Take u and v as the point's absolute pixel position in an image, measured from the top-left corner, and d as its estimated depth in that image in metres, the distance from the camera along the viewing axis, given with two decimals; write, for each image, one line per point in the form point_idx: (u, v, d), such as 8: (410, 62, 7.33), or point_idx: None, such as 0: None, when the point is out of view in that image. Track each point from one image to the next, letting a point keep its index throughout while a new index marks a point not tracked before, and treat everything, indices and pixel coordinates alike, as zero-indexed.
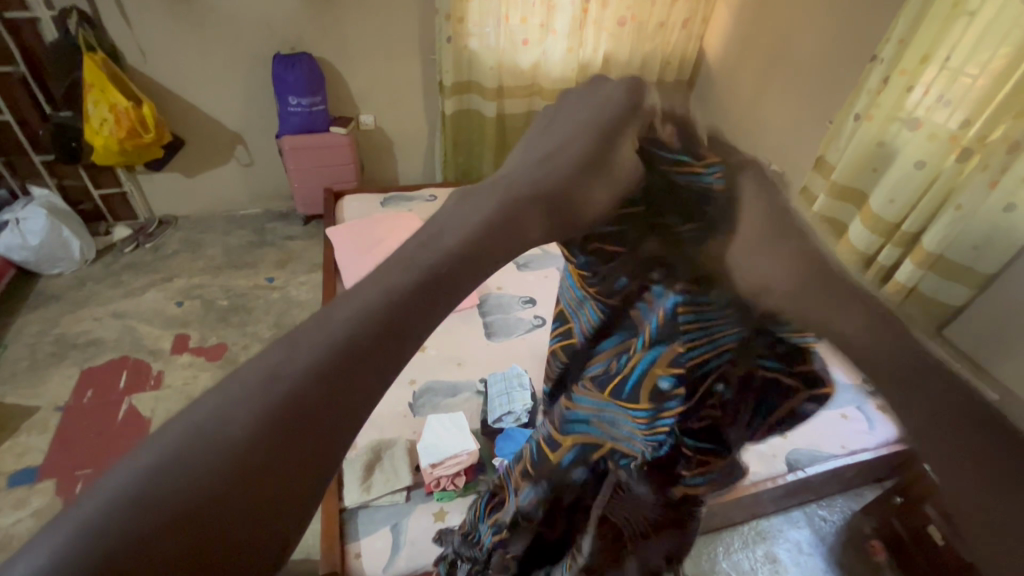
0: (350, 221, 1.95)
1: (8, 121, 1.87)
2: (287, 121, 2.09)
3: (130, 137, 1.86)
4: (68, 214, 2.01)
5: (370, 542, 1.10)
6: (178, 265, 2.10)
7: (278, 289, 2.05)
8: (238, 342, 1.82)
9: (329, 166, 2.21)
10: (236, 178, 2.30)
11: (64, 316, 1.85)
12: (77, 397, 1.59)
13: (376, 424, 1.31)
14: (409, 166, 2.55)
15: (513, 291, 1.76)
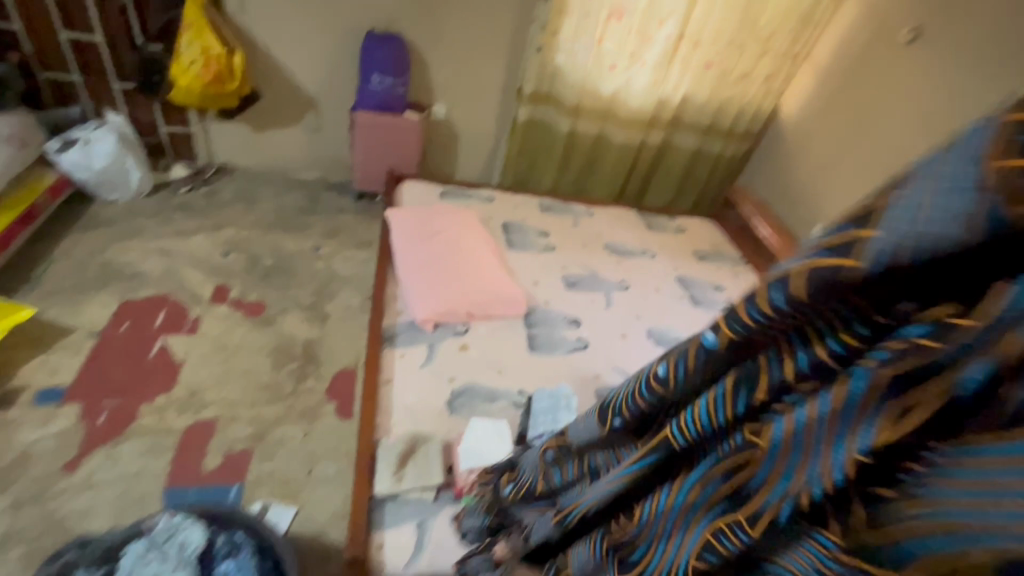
0: (410, 207, 1.96)
1: (99, 43, 1.89)
2: (365, 97, 2.10)
3: (215, 83, 1.88)
4: (135, 144, 2.02)
5: (393, 539, 1.06)
6: (229, 215, 2.10)
7: (323, 259, 2.04)
8: (277, 303, 1.81)
9: (395, 149, 2.22)
10: (301, 141, 2.32)
11: (112, 243, 1.84)
12: (114, 327, 1.59)
13: (413, 415, 1.29)
14: (468, 164, 2.55)
15: (559, 308, 1.76)
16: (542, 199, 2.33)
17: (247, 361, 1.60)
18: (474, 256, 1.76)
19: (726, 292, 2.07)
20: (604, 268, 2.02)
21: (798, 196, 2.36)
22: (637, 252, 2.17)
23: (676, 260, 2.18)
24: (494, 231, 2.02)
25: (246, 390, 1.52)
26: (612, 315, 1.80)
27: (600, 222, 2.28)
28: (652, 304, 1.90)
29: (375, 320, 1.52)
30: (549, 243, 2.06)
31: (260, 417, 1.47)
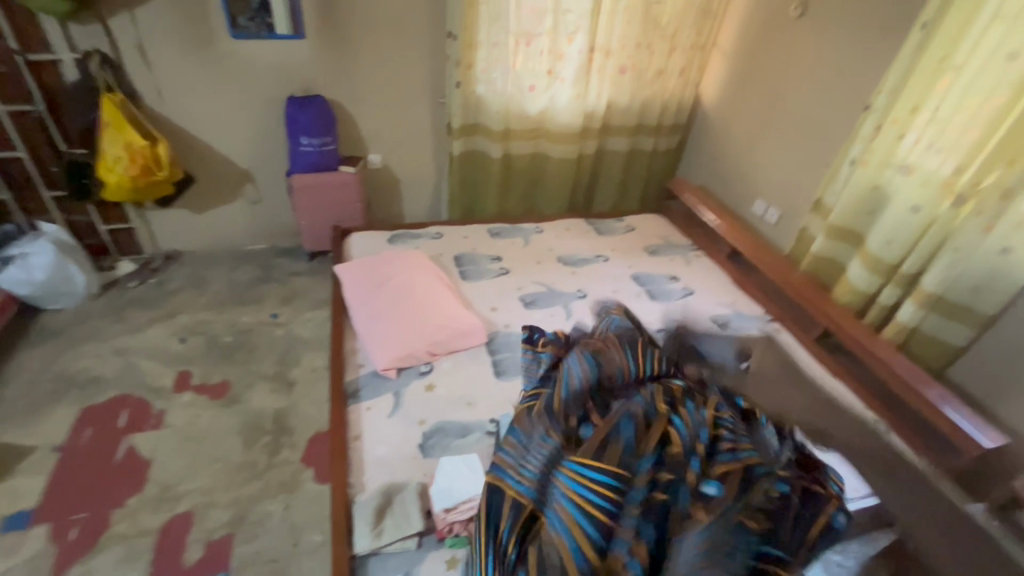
0: (359, 258, 1.97)
1: (23, 158, 1.90)
2: (298, 160, 2.13)
3: (144, 175, 1.88)
4: (74, 250, 2.01)
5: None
6: (183, 301, 2.10)
7: (283, 326, 2.04)
8: (241, 379, 1.80)
9: (337, 204, 2.24)
10: (244, 214, 2.33)
11: (66, 351, 1.82)
12: (75, 437, 1.55)
13: (386, 466, 1.28)
14: (414, 204, 2.59)
15: (520, 329, 1.78)
16: (490, 225, 2.37)
17: (218, 443, 1.58)
18: (429, 295, 1.77)
19: (681, 281, 2.11)
20: (560, 281, 2.05)
21: (737, 177, 2.45)
22: (590, 259, 2.21)
23: (628, 259, 2.23)
24: (446, 266, 2.05)
25: (219, 474, 1.50)
26: (573, 326, 1.83)
27: (550, 237, 2.33)
28: (611, 307, 1.94)
29: (337, 378, 1.51)
30: (502, 267, 2.09)
31: (237, 499, 1.45)
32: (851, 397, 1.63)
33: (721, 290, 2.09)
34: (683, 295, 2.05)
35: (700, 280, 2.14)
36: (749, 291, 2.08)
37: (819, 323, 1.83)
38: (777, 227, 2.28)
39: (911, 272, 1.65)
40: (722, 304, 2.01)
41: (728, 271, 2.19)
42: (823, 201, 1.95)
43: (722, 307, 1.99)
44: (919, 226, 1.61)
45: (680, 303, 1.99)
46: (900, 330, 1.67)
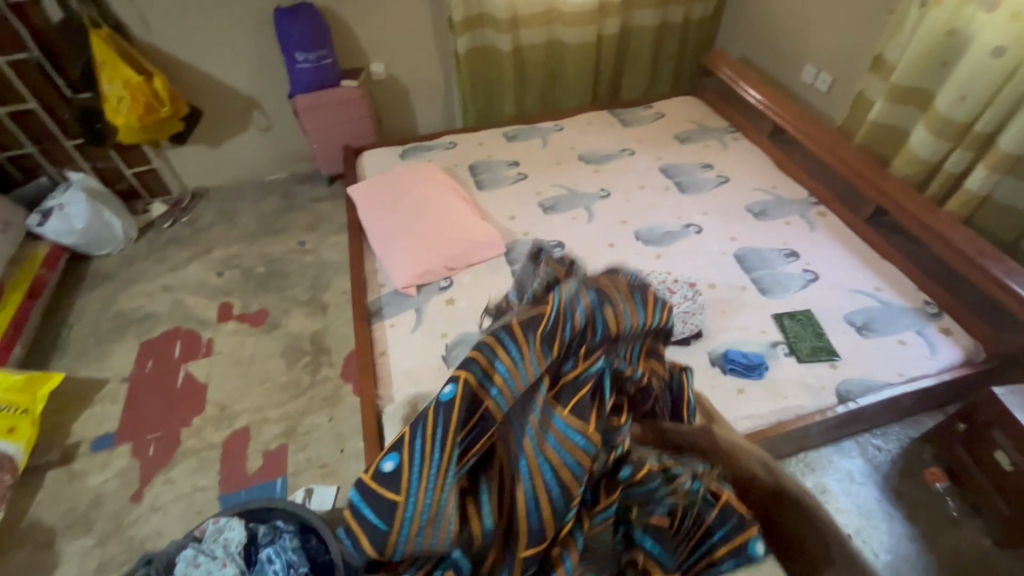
0: (371, 177, 1.92)
1: (36, 108, 1.92)
2: (298, 79, 2.03)
3: (148, 113, 1.86)
4: (106, 196, 2.07)
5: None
6: (216, 236, 2.16)
7: (310, 252, 2.07)
8: (278, 306, 1.87)
9: (345, 123, 2.16)
10: (258, 144, 2.30)
11: (119, 292, 1.95)
12: (140, 368, 1.70)
13: (412, 378, 1.32)
14: (426, 114, 2.46)
15: (540, 236, 1.71)
16: (506, 128, 2.22)
17: (264, 366, 1.69)
18: (443, 208, 1.72)
19: (716, 168, 1.94)
20: (582, 181, 1.93)
21: (788, 39, 2.13)
22: (615, 154, 2.05)
23: (657, 150, 2.05)
24: (461, 177, 1.96)
25: (269, 393, 1.62)
26: (596, 228, 1.74)
27: (571, 134, 2.16)
28: (637, 204, 1.82)
29: (360, 298, 1.54)
30: (521, 172, 1.98)
31: (287, 414, 1.57)
32: (904, 280, 1.51)
33: (761, 174, 1.91)
34: (718, 184, 1.88)
35: (737, 165, 1.95)
36: (793, 173, 1.89)
37: (871, 200, 1.65)
38: (829, 95, 2.03)
39: (986, 131, 1.46)
40: (761, 189, 1.84)
41: (770, 152, 1.98)
42: (884, 57, 1.69)
43: (761, 193, 1.83)
44: (1000, 75, 1.40)
45: (715, 192, 1.84)
46: (968, 201, 1.51)
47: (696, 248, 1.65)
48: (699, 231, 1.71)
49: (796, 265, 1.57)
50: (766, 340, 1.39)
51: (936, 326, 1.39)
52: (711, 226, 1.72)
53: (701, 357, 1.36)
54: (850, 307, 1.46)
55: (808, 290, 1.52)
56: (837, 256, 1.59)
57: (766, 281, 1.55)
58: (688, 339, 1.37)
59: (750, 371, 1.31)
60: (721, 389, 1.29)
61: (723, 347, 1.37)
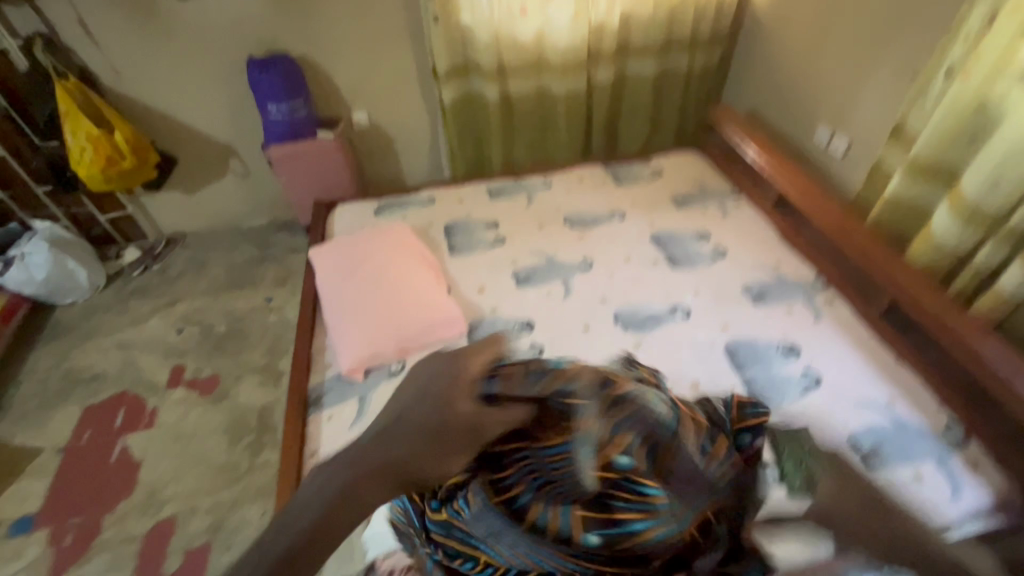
0: (337, 238, 1.79)
1: (2, 155, 1.85)
2: (271, 130, 1.95)
3: (110, 165, 1.79)
4: (73, 243, 2.00)
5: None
6: (183, 288, 2.07)
7: (275, 311, 1.96)
8: (231, 372, 1.76)
9: (321, 175, 2.06)
10: (235, 191, 2.23)
11: (74, 348, 1.86)
12: (77, 438, 1.60)
13: None
14: (413, 163, 2.36)
15: (508, 314, 1.56)
16: (491, 183, 2.08)
17: (203, 444, 1.56)
18: (403, 276, 1.57)
19: (712, 239, 1.76)
20: (563, 248, 1.77)
21: (801, 96, 1.96)
22: (602, 217, 1.89)
23: (650, 214, 1.88)
24: (434, 238, 1.83)
25: (203, 477, 1.48)
26: (571, 306, 1.57)
27: (559, 192, 2.01)
28: (621, 279, 1.64)
29: (299, 384, 1.40)
30: (498, 235, 1.83)
31: (217, 504, 1.43)
32: (924, 393, 1.30)
33: (763, 249, 1.71)
34: (713, 258, 1.70)
35: (737, 237, 1.76)
36: (799, 249, 1.69)
37: (887, 292, 1.44)
38: (845, 159, 1.83)
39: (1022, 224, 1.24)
40: (762, 268, 1.65)
41: (777, 223, 1.79)
42: (905, 127, 1.49)
43: (762, 272, 1.63)
44: None
45: (708, 267, 1.66)
46: (1000, 303, 1.29)
47: (681, 338, 1.46)
48: (687, 315, 1.52)
49: (795, 365, 1.37)
50: None
51: (959, 458, 1.18)
52: (701, 310, 1.53)
53: None
54: (856, 424, 1.25)
55: (807, 398, 1.31)
56: (845, 356, 1.39)
57: (759, 383, 1.34)
58: None
59: None
60: None
61: None
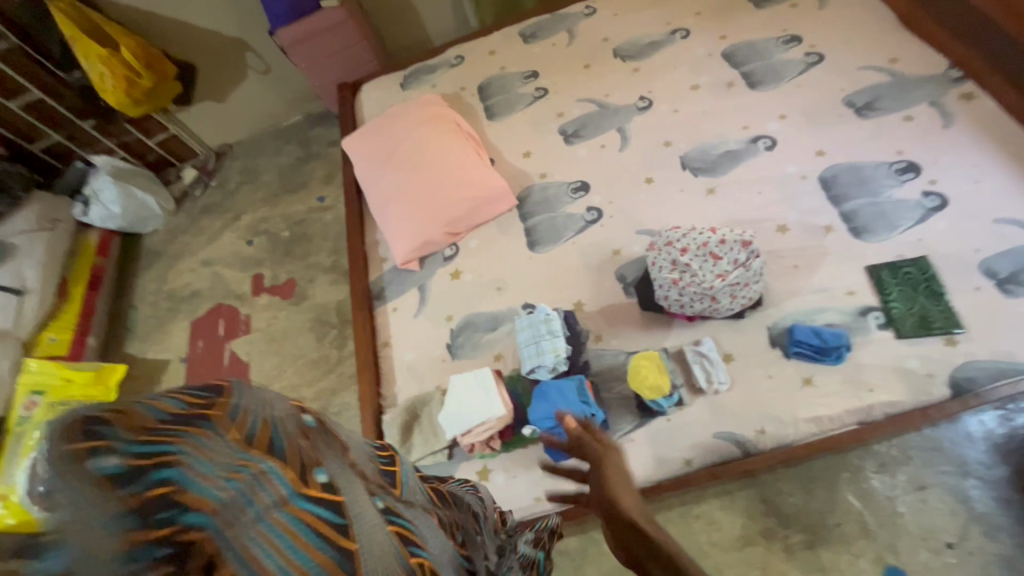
0: (367, 123, 1.66)
1: (42, 96, 1.83)
2: (272, 11, 1.75)
3: (132, 85, 1.73)
4: (133, 172, 2.03)
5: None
6: (242, 200, 2.11)
7: (330, 209, 1.96)
8: (304, 274, 1.83)
9: (338, 54, 1.87)
10: (263, 90, 2.13)
11: (169, 270, 2.02)
12: (193, 348, 1.80)
13: (414, 374, 1.22)
14: (435, 17, 2.06)
15: (560, 176, 1.41)
16: (524, 24, 1.77)
17: (296, 342, 1.70)
18: (441, 155, 1.44)
19: (803, 41, 1.40)
20: (615, 87, 1.51)
21: None
22: (661, 40, 1.56)
23: (721, 23, 1.52)
24: (469, 103, 1.64)
25: (303, 370, 1.64)
26: (631, 157, 1.38)
27: (605, 18, 1.67)
28: (687, 114, 1.39)
29: (360, 280, 1.41)
30: (539, 86, 1.60)
31: (320, 392, 1.59)
32: None
33: (873, 42, 1.35)
34: (805, 66, 1.37)
35: (839, 32, 1.39)
36: (927, 34, 1.31)
37: None
38: None
39: None
40: (872, 69, 1.31)
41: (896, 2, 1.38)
42: None
43: (871, 75, 1.30)
44: None
45: (798, 80, 1.35)
46: None
47: (765, 175, 1.24)
48: (771, 146, 1.28)
49: (912, 186, 1.13)
50: (854, 308, 1.05)
51: None
52: (789, 137, 1.28)
53: (758, 335, 1.06)
54: (990, 248, 1.04)
55: (925, 223, 1.09)
56: (980, 166, 1.12)
57: (864, 215, 1.13)
58: (740, 313, 1.08)
59: (824, 355, 1.00)
60: (779, 380, 1.02)
61: (789, 320, 1.06)
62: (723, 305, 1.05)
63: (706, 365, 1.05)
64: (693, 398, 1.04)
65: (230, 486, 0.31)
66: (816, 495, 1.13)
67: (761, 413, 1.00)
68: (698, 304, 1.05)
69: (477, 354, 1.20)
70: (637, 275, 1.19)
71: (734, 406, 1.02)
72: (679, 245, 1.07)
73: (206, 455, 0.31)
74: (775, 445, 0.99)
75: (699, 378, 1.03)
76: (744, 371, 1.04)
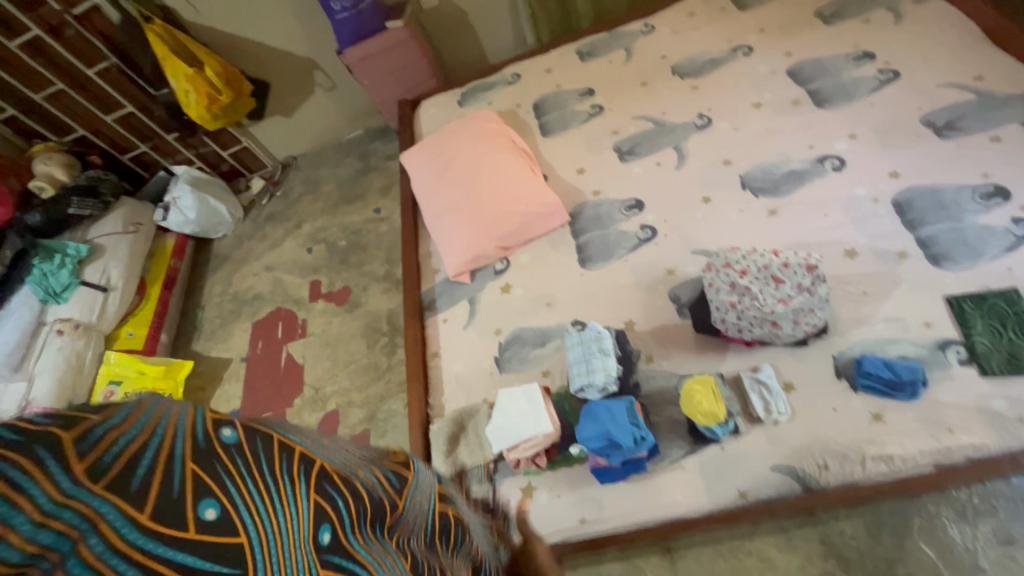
0: (425, 138, 1.72)
1: (132, 111, 2.02)
2: (341, 32, 1.84)
3: (212, 101, 1.87)
4: (208, 182, 2.19)
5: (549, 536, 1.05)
6: (304, 210, 2.22)
7: (386, 220, 2.03)
8: (359, 282, 1.90)
9: (400, 72, 1.95)
10: (328, 106, 2.24)
11: (235, 273, 2.15)
12: (253, 348, 1.89)
13: (462, 386, 1.24)
14: (493, 36, 2.12)
15: (615, 193, 1.40)
16: (581, 42, 1.79)
17: (349, 347, 1.75)
18: (495, 170, 1.46)
19: (875, 57, 1.34)
20: (672, 105, 1.50)
21: None
22: (721, 57, 1.54)
23: (786, 39, 1.48)
24: (524, 120, 1.66)
25: (353, 375, 1.69)
26: (687, 176, 1.35)
27: (664, 35, 1.66)
28: (748, 133, 1.36)
29: (413, 290, 1.45)
30: (595, 104, 1.60)
31: (369, 397, 1.63)
32: None
33: (954, 59, 1.27)
34: (877, 84, 1.31)
35: (916, 48, 1.32)
36: (1017, 50, 1.22)
37: None
38: None
39: None
40: (953, 87, 1.23)
41: (984, 16, 1.30)
42: None
43: (952, 93, 1.22)
44: None
45: (869, 98, 1.29)
46: None
47: (832, 196, 1.19)
48: (839, 167, 1.22)
49: (999, 212, 1.05)
50: (931, 341, 0.97)
51: None
52: (859, 157, 1.22)
53: (822, 365, 1.01)
54: None
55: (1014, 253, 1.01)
56: None
57: (943, 241, 1.06)
58: (803, 341, 1.03)
59: (897, 390, 0.93)
60: (845, 414, 0.96)
61: (858, 351, 1.00)
62: (784, 332, 1.00)
63: (764, 393, 1.00)
64: (750, 427, 0.99)
65: (50, 528, 0.32)
66: (882, 541, 1.05)
67: (824, 448, 0.94)
68: (757, 328, 1.01)
69: (524, 369, 1.20)
70: (692, 297, 1.16)
71: (795, 437, 0.97)
72: (739, 267, 1.03)
73: (103, 453, 0.36)
74: (840, 483, 0.93)
75: (757, 406, 0.99)
76: (807, 402, 0.98)
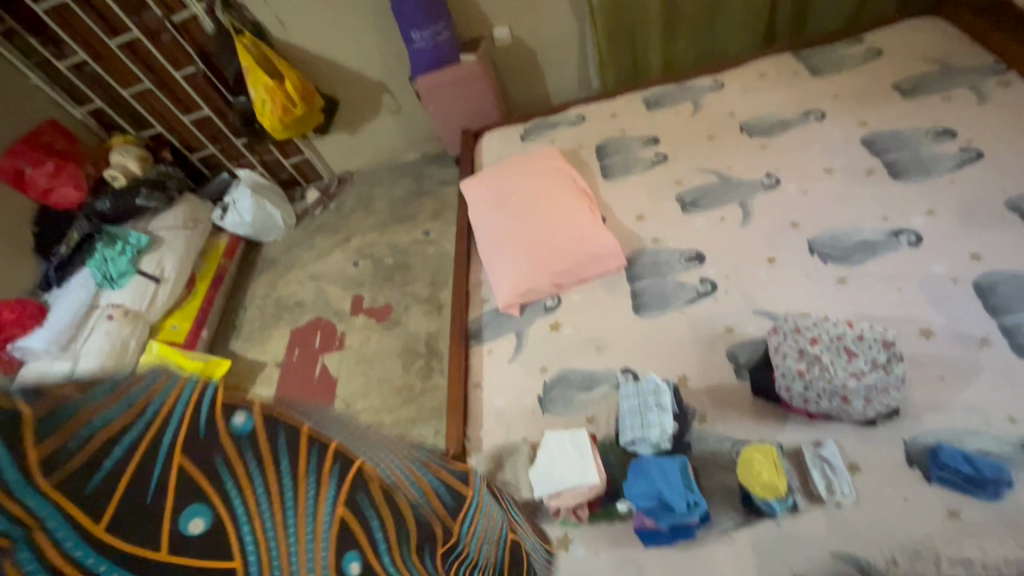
0: (486, 169, 1.74)
1: (209, 115, 2.12)
2: (416, 60, 1.91)
3: (286, 112, 1.95)
4: (268, 188, 2.26)
5: None
6: (355, 224, 2.26)
7: (434, 243, 2.05)
8: (401, 301, 1.91)
9: (467, 103, 2.00)
10: (390, 128, 2.31)
11: (280, 278, 2.18)
12: (289, 355, 1.90)
13: (502, 421, 1.21)
14: (559, 77, 2.17)
15: (675, 243, 1.38)
16: (648, 91, 1.81)
17: (384, 365, 1.75)
18: (554, 208, 1.47)
19: (956, 135, 1.32)
20: (739, 161, 1.49)
21: None
22: (793, 119, 1.53)
23: (862, 108, 1.47)
24: (586, 160, 1.68)
25: (386, 394, 1.67)
26: (752, 234, 1.33)
27: (734, 93, 1.67)
28: (818, 197, 1.34)
29: (460, 317, 1.45)
30: (659, 152, 1.61)
31: (400, 419, 1.61)
32: None
33: None
34: (959, 162, 1.28)
35: (1001, 130, 1.29)
36: None
37: None
38: None
39: None
40: None
41: None
42: None
43: None
44: None
45: (949, 176, 1.26)
46: None
47: (906, 271, 1.15)
48: (915, 242, 1.18)
49: None
50: (1014, 438, 0.91)
51: None
52: (938, 235, 1.18)
53: (892, 448, 0.95)
54: None
55: None
56: None
57: None
58: (872, 420, 0.97)
59: (976, 488, 0.87)
60: (916, 506, 0.89)
61: (932, 438, 0.94)
62: (854, 408, 0.95)
63: (826, 470, 0.95)
64: (809, 505, 0.94)
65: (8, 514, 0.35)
66: None
67: (893, 540, 0.88)
68: (825, 401, 0.97)
69: (569, 412, 1.17)
70: (753, 359, 1.12)
71: (860, 524, 0.90)
72: (809, 335, 1.00)
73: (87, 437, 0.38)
74: None
75: (819, 483, 0.93)
76: (873, 486, 0.92)
